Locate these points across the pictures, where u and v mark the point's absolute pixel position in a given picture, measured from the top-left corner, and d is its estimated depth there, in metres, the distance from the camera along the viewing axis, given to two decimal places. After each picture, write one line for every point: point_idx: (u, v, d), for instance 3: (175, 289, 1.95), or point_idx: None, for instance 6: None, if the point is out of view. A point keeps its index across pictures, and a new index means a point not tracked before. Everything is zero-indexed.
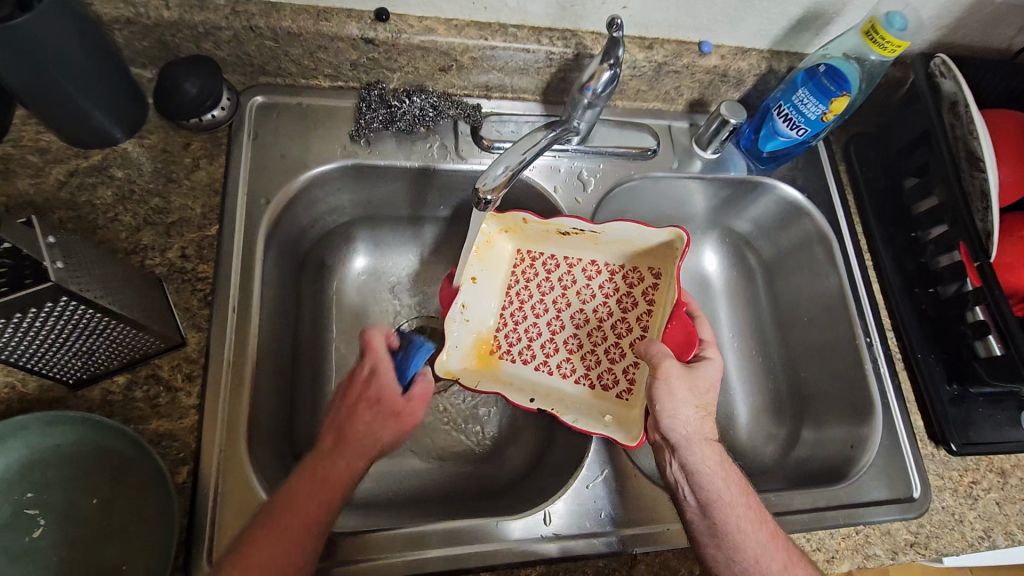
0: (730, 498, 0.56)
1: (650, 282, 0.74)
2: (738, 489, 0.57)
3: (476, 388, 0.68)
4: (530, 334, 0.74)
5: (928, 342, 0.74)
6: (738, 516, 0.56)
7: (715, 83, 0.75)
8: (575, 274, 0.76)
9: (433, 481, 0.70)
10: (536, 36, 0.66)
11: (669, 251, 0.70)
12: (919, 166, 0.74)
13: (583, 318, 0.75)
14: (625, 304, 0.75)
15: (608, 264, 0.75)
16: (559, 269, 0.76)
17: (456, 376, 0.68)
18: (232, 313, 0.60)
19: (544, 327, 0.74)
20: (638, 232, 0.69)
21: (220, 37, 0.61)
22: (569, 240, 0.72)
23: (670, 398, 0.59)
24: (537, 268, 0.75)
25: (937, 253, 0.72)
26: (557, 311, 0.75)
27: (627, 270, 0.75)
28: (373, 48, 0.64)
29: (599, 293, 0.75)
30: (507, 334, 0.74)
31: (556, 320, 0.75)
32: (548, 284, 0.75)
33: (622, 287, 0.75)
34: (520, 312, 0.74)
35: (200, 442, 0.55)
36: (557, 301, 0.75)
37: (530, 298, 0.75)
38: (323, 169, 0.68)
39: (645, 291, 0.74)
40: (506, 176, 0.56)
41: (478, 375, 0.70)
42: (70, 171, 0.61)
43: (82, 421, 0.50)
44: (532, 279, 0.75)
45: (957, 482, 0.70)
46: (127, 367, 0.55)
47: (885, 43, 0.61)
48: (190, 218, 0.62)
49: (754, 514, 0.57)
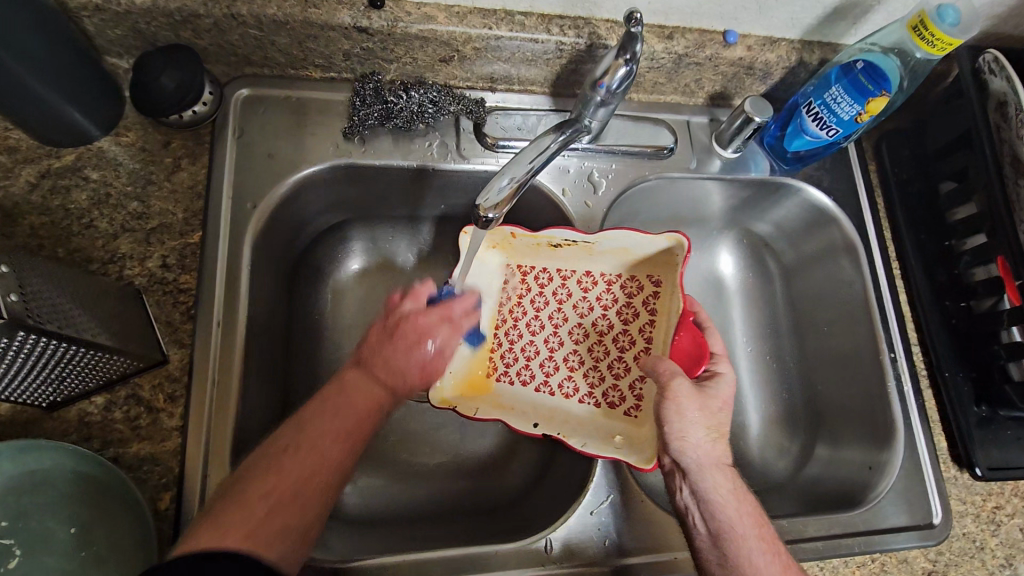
0: (743, 530, 0.51)
1: (650, 291, 0.69)
2: (751, 520, 0.52)
3: (475, 416, 0.63)
4: (528, 353, 0.70)
5: (957, 359, 0.69)
6: (751, 549, 0.51)
7: (740, 76, 0.69)
8: (570, 287, 0.72)
9: (431, 496, 0.68)
10: (545, 25, 0.60)
11: (669, 258, 0.66)
12: (958, 169, 0.68)
13: (583, 332, 0.71)
14: (626, 315, 0.70)
15: (604, 274, 0.71)
16: (553, 283, 0.72)
17: (452, 404, 0.64)
18: (217, 328, 0.56)
19: (542, 345, 0.71)
20: (635, 239, 0.65)
21: (200, 25, 0.56)
22: (560, 251, 0.68)
23: (678, 420, 0.54)
24: (529, 283, 0.72)
25: (973, 265, 0.68)
26: (554, 327, 0.71)
27: (625, 279, 0.71)
28: (368, 38, 0.59)
29: (597, 305, 0.71)
30: (503, 355, 0.70)
31: (554, 336, 0.71)
32: (542, 298, 0.72)
33: (622, 297, 0.71)
34: (516, 330, 0.71)
35: (183, 467, 0.52)
36: (554, 317, 0.72)
37: (525, 315, 0.71)
38: (315, 170, 0.63)
39: (645, 301, 0.70)
40: (511, 189, 0.52)
41: (476, 400, 0.66)
42: (42, 172, 0.57)
43: (56, 449, 0.47)
44: (523, 294, 0.72)
45: (980, 507, 0.67)
46: (105, 387, 0.52)
47: (935, 39, 0.56)
48: (171, 223, 0.58)
49: (769, 546, 0.51)
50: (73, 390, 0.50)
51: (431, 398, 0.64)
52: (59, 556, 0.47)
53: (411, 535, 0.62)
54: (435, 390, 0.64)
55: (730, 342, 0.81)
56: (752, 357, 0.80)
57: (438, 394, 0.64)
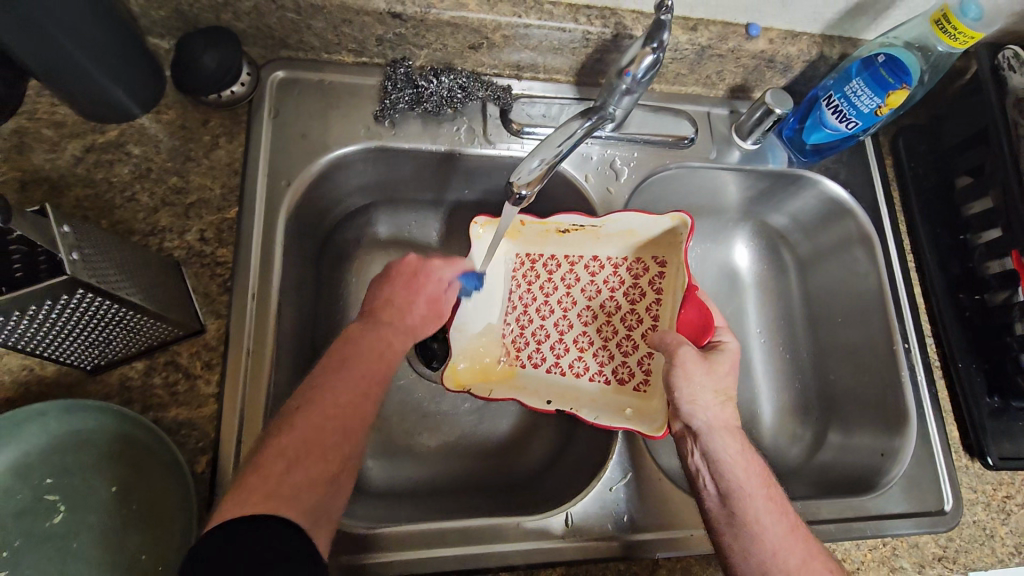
0: (751, 489, 0.54)
1: (656, 272, 0.71)
2: (759, 480, 0.54)
3: (490, 397, 0.65)
4: (538, 336, 0.72)
5: (970, 351, 0.70)
6: (757, 507, 0.53)
7: (761, 68, 0.71)
8: (578, 272, 0.73)
9: (452, 472, 0.69)
10: (573, 14, 0.62)
11: (673, 238, 0.68)
12: (974, 165, 0.69)
13: (591, 314, 0.73)
14: (633, 295, 0.72)
15: (610, 258, 0.72)
16: (561, 269, 0.73)
17: (467, 387, 0.66)
18: (252, 300, 0.58)
19: (552, 328, 0.72)
20: (640, 221, 0.67)
21: (241, 8, 0.58)
22: (571, 237, 0.70)
23: (688, 385, 0.57)
24: (537, 270, 0.73)
25: (988, 258, 0.69)
26: (563, 310, 0.73)
27: (631, 261, 0.72)
28: (401, 23, 0.61)
29: (604, 288, 0.73)
30: (513, 340, 0.71)
31: (563, 319, 0.72)
32: (551, 285, 0.73)
33: (628, 279, 0.72)
34: (526, 315, 0.72)
35: (218, 432, 0.54)
36: (562, 300, 0.73)
37: (534, 300, 0.73)
38: (345, 152, 0.65)
39: (651, 281, 0.71)
40: (541, 170, 0.54)
41: (490, 381, 0.68)
42: (86, 146, 0.59)
43: (100, 410, 0.49)
44: (532, 280, 0.73)
45: (990, 496, 0.68)
46: (146, 352, 0.54)
47: (958, 34, 0.57)
48: (209, 199, 0.60)
49: (775, 504, 0.53)
50: (116, 354, 0.52)
51: (446, 381, 0.66)
52: (101, 512, 0.49)
53: (434, 507, 0.64)
54: (450, 373, 0.66)
55: (744, 330, 0.82)
56: (765, 346, 0.82)
57: (454, 377, 0.66)
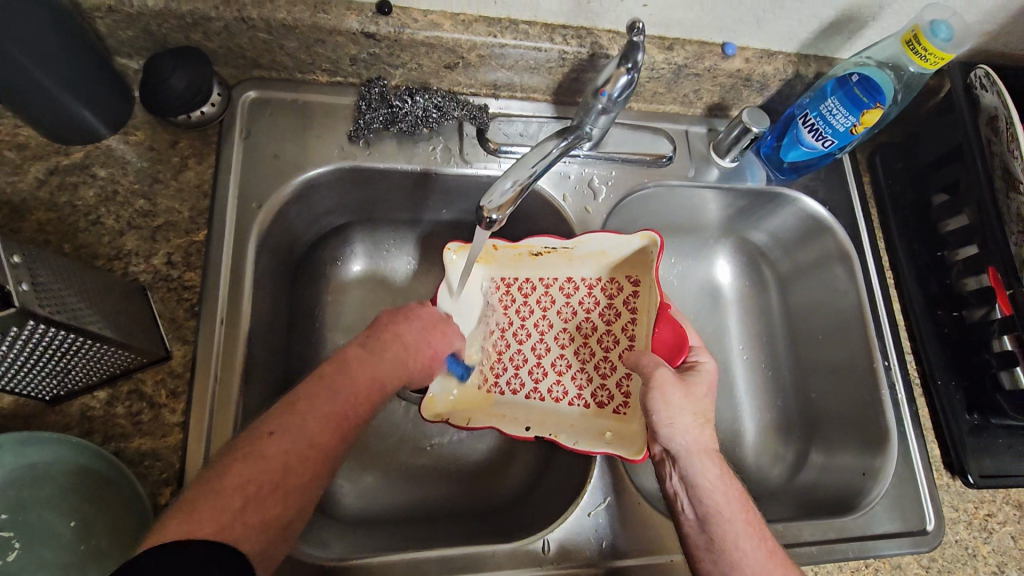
0: (729, 515, 0.53)
1: (630, 291, 0.71)
2: (738, 505, 0.54)
3: (468, 425, 0.64)
4: (515, 361, 0.71)
5: (949, 368, 0.70)
6: (736, 533, 0.52)
7: (737, 87, 0.71)
8: (553, 295, 0.72)
9: (429, 497, 0.68)
10: (549, 34, 0.62)
11: (644, 257, 0.68)
12: (951, 181, 0.70)
13: (568, 337, 0.72)
14: (609, 316, 0.71)
15: (585, 279, 0.72)
16: (536, 292, 0.72)
17: (445, 418, 0.65)
18: (220, 325, 0.57)
19: (529, 352, 0.71)
20: (611, 242, 0.67)
21: (211, 28, 0.57)
22: (545, 259, 0.70)
23: (665, 408, 0.56)
24: (512, 294, 0.72)
25: (965, 274, 0.69)
26: (540, 333, 0.72)
27: (605, 282, 0.72)
28: (375, 43, 0.60)
29: (580, 309, 0.72)
30: (490, 367, 0.70)
31: (540, 343, 0.72)
32: (526, 308, 0.72)
33: (603, 299, 0.72)
34: (502, 340, 0.71)
35: (184, 463, 0.53)
36: (539, 324, 0.72)
37: (510, 324, 0.72)
38: (319, 172, 0.64)
39: (626, 300, 0.71)
40: (514, 191, 0.53)
41: (467, 410, 0.66)
42: (50, 169, 0.58)
43: (58, 442, 0.48)
44: (507, 304, 0.72)
45: (972, 515, 0.68)
46: (109, 381, 0.53)
47: (928, 54, 0.57)
48: (177, 222, 0.59)
49: (754, 530, 0.53)
50: (76, 383, 0.50)
51: (425, 413, 0.64)
52: (58, 549, 0.47)
53: (410, 534, 0.62)
54: (428, 404, 0.64)
55: (726, 348, 0.81)
56: (747, 365, 0.81)
57: (431, 409, 0.65)
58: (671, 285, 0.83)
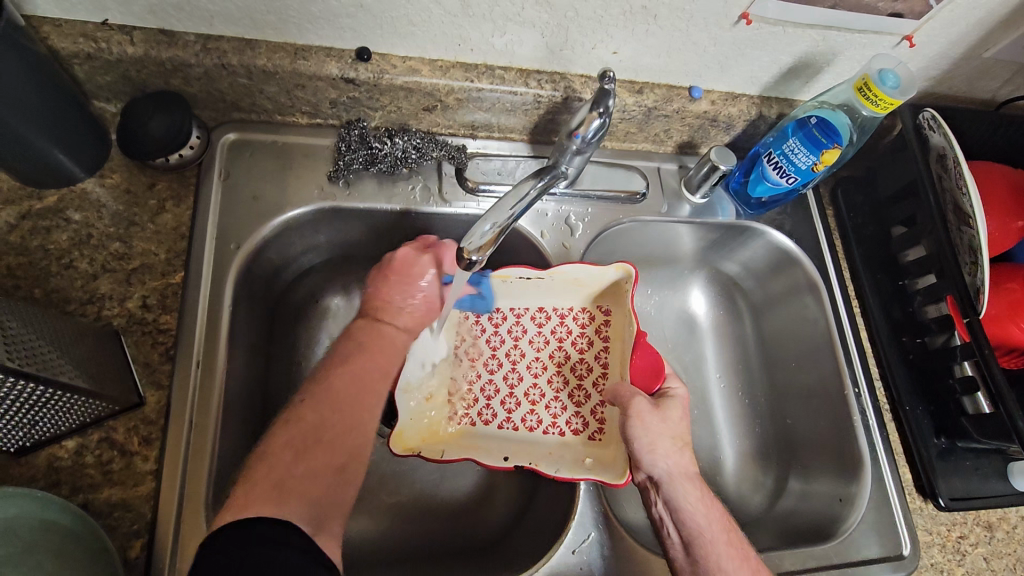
0: (712, 535, 0.54)
1: (602, 320, 0.72)
2: (719, 524, 0.55)
3: (442, 458, 0.63)
4: (487, 392, 0.71)
5: (916, 393, 0.73)
6: (719, 554, 0.53)
7: (705, 127, 0.74)
8: (524, 324, 0.73)
9: (412, 538, 0.67)
10: (524, 79, 0.64)
11: (618, 289, 0.70)
12: (907, 216, 0.73)
13: (541, 366, 0.72)
14: (581, 344, 0.73)
15: (557, 308, 0.73)
16: (507, 321, 0.73)
17: (416, 450, 0.64)
18: (196, 368, 0.56)
19: (501, 382, 0.71)
20: (586, 272, 0.68)
21: (190, 74, 0.58)
22: (517, 288, 0.71)
23: (646, 434, 0.58)
24: (482, 324, 0.73)
25: (926, 303, 0.71)
26: (511, 363, 0.72)
27: (577, 311, 0.73)
28: (354, 87, 0.61)
29: (552, 338, 0.73)
30: (462, 397, 0.70)
31: (512, 372, 0.72)
32: (497, 338, 0.73)
33: (575, 328, 0.73)
34: (473, 370, 0.71)
35: (156, 513, 0.51)
36: (511, 354, 0.72)
37: (481, 354, 0.72)
38: (300, 213, 0.65)
39: (598, 329, 0.72)
40: (492, 234, 0.55)
41: (441, 441, 0.66)
42: (22, 213, 0.57)
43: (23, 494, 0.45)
44: (478, 334, 0.73)
45: (945, 537, 0.69)
46: (79, 430, 0.51)
47: (878, 100, 0.61)
48: (153, 264, 0.58)
49: (736, 550, 0.54)
50: (44, 434, 0.49)
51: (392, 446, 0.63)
52: None
53: None
54: (396, 438, 0.63)
55: (704, 376, 0.83)
56: (724, 394, 0.83)
57: (399, 441, 0.64)
58: (648, 316, 0.85)
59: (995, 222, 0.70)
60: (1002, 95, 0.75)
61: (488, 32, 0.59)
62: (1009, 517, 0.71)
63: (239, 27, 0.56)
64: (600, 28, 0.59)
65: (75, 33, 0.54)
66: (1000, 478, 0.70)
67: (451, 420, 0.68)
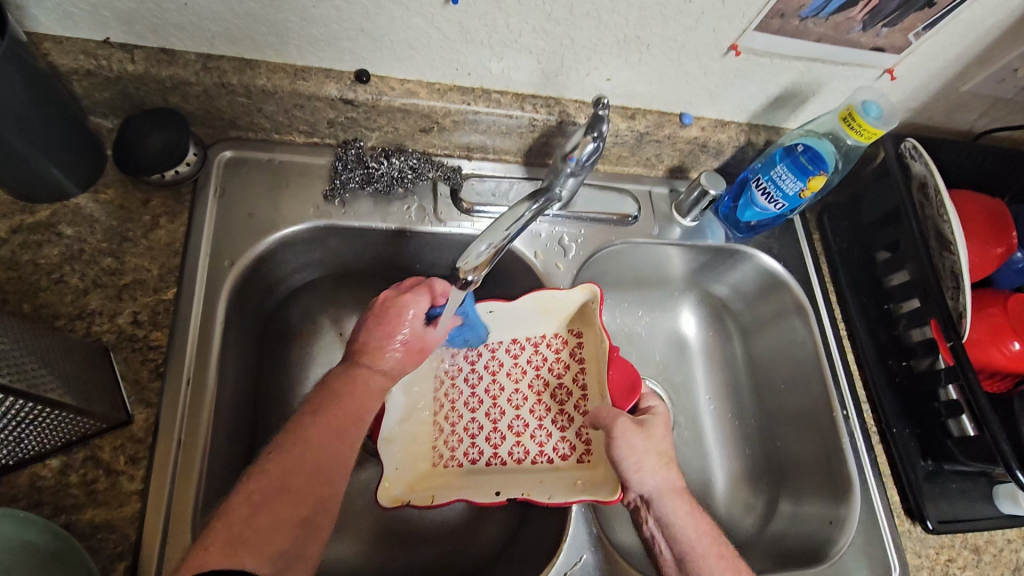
0: (703, 549, 0.55)
1: (574, 343, 0.73)
2: (710, 538, 0.56)
3: (432, 504, 0.62)
4: (471, 430, 0.70)
5: (902, 415, 0.74)
6: (711, 568, 0.54)
7: (695, 153, 0.75)
8: (500, 357, 0.73)
9: (401, 562, 0.66)
10: (519, 103, 0.65)
11: (585, 311, 0.70)
12: (890, 241, 0.75)
13: (522, 398, 0.72)
14: (558, 369, 0.73)
15: (529, 338, 0.73)
16: (483, 357, 0.73)
17: (405, 500, 0.62)
18: (186, 385, 0.55)
19: (484, 419, 0.71)
20: (555, 298, 0.69)
21: (190, 92, 0.59)
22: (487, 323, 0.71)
23: (631, 454, 0.57)
24: (459, 363, 0.72)
25: (909, 326, 0.73)
26: (492, 399, 0.72)
27: (551, 338, 0.73)
28: (353, 108, 0.62)
29: (529, 367, 0.73)
30: (446, 440, 0.69)
31: (494, 408, 0.71)
32: (475, 375, 0.72)
33: (550, 355, 0.73)
34: (455, 412, 0.70)
35: (140, 534, 0.50)
36: (490, 389, 0.72)
37: (461, 395, 0.71)
38: (294, 230, 0.65)
39: (572, 352, 0.73)
40: (489, 254, 0.55)
41: (431, 487, 0.65)
42: (13, 227, 0.57)
43: (53, 532, 0.46)
44: (455, 376, 0.72)
45: (934, 560, 0.69)
46: (63, 449, 0.50)
47: (862, 130, 0.63)
48: (146, 280, 0.58)
49: (727, 564, 0.55)
50: (27, 452, 0.48)
51: (382, 498, 0.62)
52: None
53: None
54: (385, 489, 0.62)
55: (694, 398, 0.84)
56: (716, 414, 0.83)
57: (389, 494, 0.62)
58: (639, 336, 0.86)
59: (975, 249, 0.72)
60: (978, 127, 0.78)
61: (486, 58, 0.60)
62: (995, 539, 0.71)
63: (241, 48, 0.57)
64: (595, 56, 0.60)
65: (75, 49, 0.55)
66: (986, 501, 0.71)
67: (438, 464, 0.67)
